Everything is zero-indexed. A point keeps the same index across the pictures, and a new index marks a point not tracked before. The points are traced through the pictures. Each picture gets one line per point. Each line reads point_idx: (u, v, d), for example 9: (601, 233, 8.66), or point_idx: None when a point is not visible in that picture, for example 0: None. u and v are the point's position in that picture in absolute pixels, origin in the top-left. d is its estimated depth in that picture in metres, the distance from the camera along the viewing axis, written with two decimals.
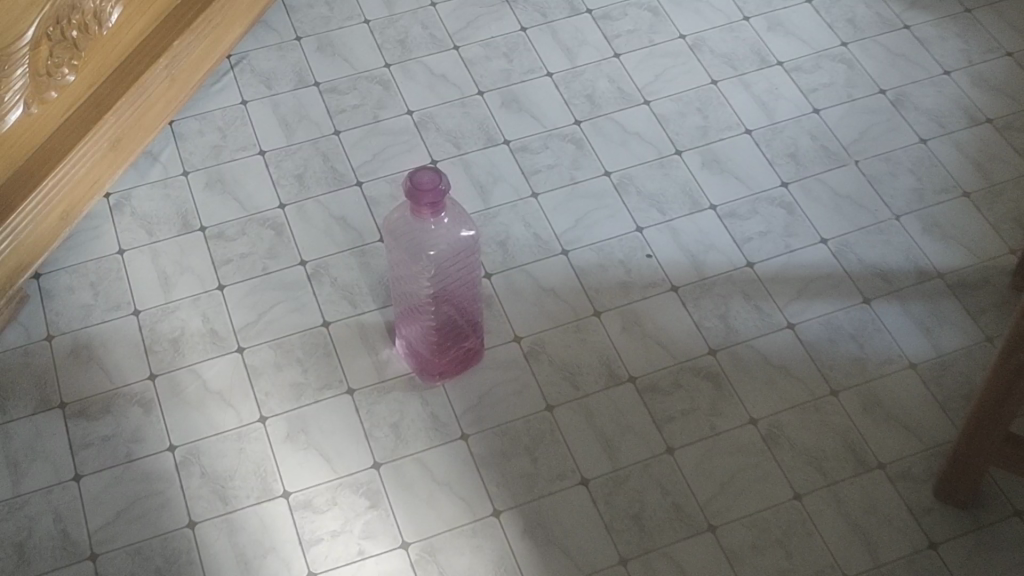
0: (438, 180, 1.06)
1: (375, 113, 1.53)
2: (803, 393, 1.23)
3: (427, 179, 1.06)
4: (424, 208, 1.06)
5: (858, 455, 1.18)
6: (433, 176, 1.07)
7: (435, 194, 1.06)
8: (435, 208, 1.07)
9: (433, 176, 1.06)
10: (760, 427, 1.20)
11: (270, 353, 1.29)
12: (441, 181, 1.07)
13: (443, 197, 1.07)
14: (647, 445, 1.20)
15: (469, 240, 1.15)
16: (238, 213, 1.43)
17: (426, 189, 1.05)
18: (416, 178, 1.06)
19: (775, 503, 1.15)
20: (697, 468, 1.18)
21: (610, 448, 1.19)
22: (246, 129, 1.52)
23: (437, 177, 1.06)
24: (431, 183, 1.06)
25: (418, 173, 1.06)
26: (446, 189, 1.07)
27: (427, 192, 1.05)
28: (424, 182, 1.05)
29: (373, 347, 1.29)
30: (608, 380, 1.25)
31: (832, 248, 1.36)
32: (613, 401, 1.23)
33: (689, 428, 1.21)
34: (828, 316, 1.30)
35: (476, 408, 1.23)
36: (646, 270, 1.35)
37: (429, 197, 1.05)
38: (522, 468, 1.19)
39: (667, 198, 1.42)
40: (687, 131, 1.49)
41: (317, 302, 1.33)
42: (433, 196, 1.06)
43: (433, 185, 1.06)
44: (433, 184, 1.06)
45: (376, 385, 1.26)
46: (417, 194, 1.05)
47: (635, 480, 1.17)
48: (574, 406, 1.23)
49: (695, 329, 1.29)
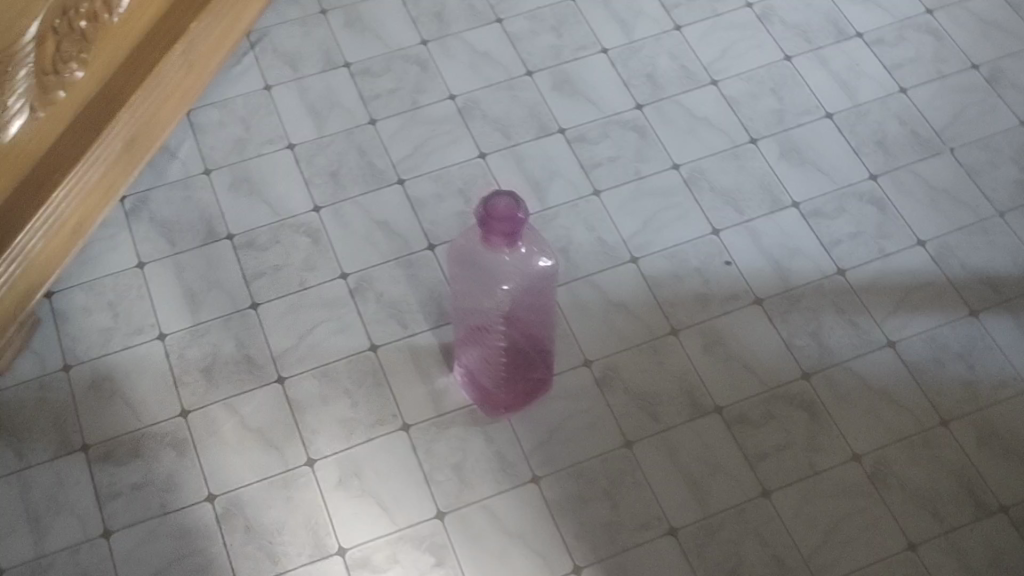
0: (517, 206, 0.91)
1: (414, 98, 1.39)
2: (910, 424, 1.11)
3: (505, 201, 0.91)
4: (497, 237, 0.92)
5: (976, 496, 1.06)
6: (512, 198, 0.91)
7: (512, 222, 0.91)
8: (511, 238, 0.92)
9: (512, 199, 0.91)
10: (864, 464, 1.08)
11: (314, 384, 1.16)
12: (521, 204, 0.92)
13: (521, 226, 0.92)
14: (740, 486, 1.08)
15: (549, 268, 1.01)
16: (268, 219, 1.28)
17: (500, 217, 0.90)
18: (491, 204, 0.91)
19: (887, 554, 1.03)
20: (797, 514, 1.06)
21: (699, 491, 1.07)
22: (272, 120, 1.38)
23: (515, 203, 0.90)
24: (508, 205, 0.91)
25: (494, 194, 0.91)
26: (525, 218, 0.92)
27: (500, 220, 0.90)
28: (498, 209, 0.90)
29: (428, 375, 1.16)
30: (691, 412, 1.12)
31: (932, 251, 1.23)
32: (698, 435, 1.11)
33: (785, 466, 1.09)
34: (932, 331, 1.17)
35: (545, 445, 1.11)
36: (726, 279, 1.22)
37: (504, 227, 0.91)
38: (603, 516, 1.07)
39: (744, 194, 1.28)
40: (761, 116, 1.35)
41: (363, 321, 1.20)
42: (510, 226, 0.91)
43: (512, 211, 0.91)
44: (510, 209, 0.91)
45: (433, 420, 1.13)
46: (492, 222, 0.91)
47: (728, 529, 1.05)
48: (655, 441, 1.10)
49: (785, 348, 1.16)
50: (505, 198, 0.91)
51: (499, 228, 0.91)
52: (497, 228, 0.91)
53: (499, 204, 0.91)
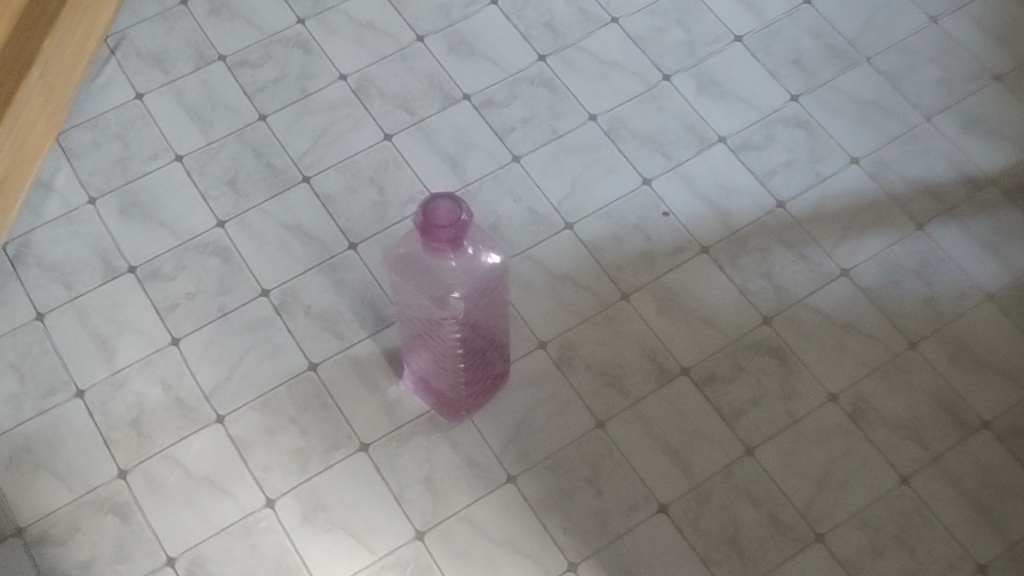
0: (460, 208, 0.84)
1: (302, 84, 1.28)
2: (880, 353, 1.08)
3: (446, 204, 0.84)
4: (441, 245, 0.85)
5: (958, 416, 1.05)
6: (453, 199, 0.85)
7: (457, 226, 0.84)
8: (457, 243, 0.85)
9: (454, 201, 0.85)
10: (843, 403, 1.06)
11: (256, 417, 1.06)
12: (464, 206, 0.85)
13: (466, 230, 0.85)
14: (723, 448, 1.03)
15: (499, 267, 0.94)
16: (171, 243, 1.17)
17: (442, 224, 0.83)
18: (432, 210, 0.84)
19: (883, 492, 1.01)
20: (786, 467, 1.02)
21: (682, 461, 1.03)
22: (152, 131, 1.26)
23: (458, 207, 0.84)
24: (450, 208, 0.84)
25: (433, 198, 0.84)
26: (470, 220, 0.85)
27: (443, 226, 0.83)
28: (440, 215, 0.84)
29: (377, 387, 1.08)
30: (658, 378, 1.07)
31: (867, 168, 1.20)
32: (670, 401, 1.06)
33: (764, 419, 1.05)
34: (883, 253, 1.14)
35: (515, 441, 1.04)
36: (667, 231, 1.17)
37: (448, 232, 0.84)
38: (589, 505, 1.01)
39: (669, 137, 1.23)
40: (670, 51, 1.29)
41: (295, 339, 1.10)
42: (454, 231, 0.84)
43: (455, 213, 0.84)
44: (453, 212, 0.84)
45: (392, 434, 1.05)
46: (434, 230, 0.84)
47: (720, 495, 1.01)
48: (628, 416, 1.05)
49: (740, 295, 1.12)
50: (445, 201, 0.85)
51: (442, 234, 0.84)
52: (440, 234, 0.84)
53: (439, 209, 0.84)
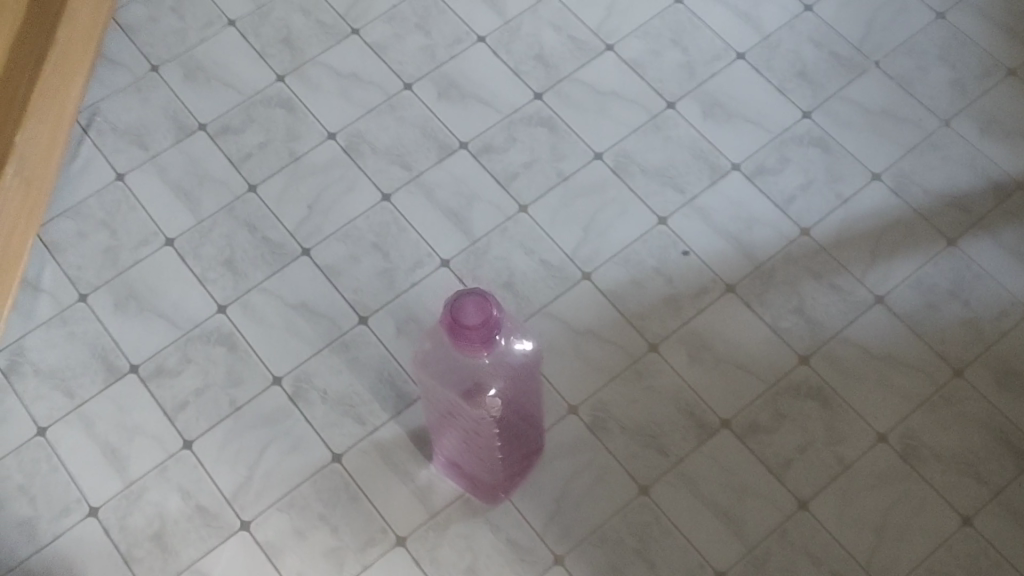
0: (489, 304, 0.78)
1: (289, 147, 1.21)
2: (925, 385, 1.05)
3: (474, 302, 0.77)
4: (473, 347, 0.78)
5: (1013, 446, 1.02)
6: (480, 295, 0.78)
7: (488, 326, 0.77)
8: (489, 342, 0.79)
9: (481, 298, 0.78)
10: (893, 443, 1.02)
11: (284, 519, 1.01)
12: (492, 301, 0.78)
13: (497, 326, 0.79)
14: (775, 504, 1.00)
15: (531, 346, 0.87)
16: (172, 335, 1.11)
17: (473, 326, 0.77)
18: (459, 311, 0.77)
19: (945, 537, 0.98)
20: (842, 519, 0.99)
21: (735, 523, 0.99)
22: (138, 214, 1.19)
23: (487, 304, 0.77)
24: (478, 306, 0.77)
25: (458, 297, 0.78)
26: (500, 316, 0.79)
27: (474, 327, 0.77)
28: (469, 316, 0.77)
29: (406, 473, 1.03)
30: (698, 434, 1.03)
31: (890, 183, 1.15)
32: (715, 458, 1.02)
33: (814, 469, 1.01)
34: (916, 275, 1.10)
35: (557, 517, 1.00)
36: (690, 272, 1.12)
37: (480, 333, 0.77)
38: None
39: (680, 169, 1.18)
40: (670, 74, 1.23)
41: (315, 429, 1.05)
42: (485, 332, 0.77)
43: (484, 312, 0.77)
44: (482, 311, 0.77)
45: (429, 523, 1.00)
46: (464, 333, 0.77)
47: (777, 557, 0.98)
48: (672, 479, 1.01)
49: (773, 334, 1.08)
50: (472, 298, 0.78)
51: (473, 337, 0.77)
52: (471, 337, 0.77)
53: (467, 310, 0.77)
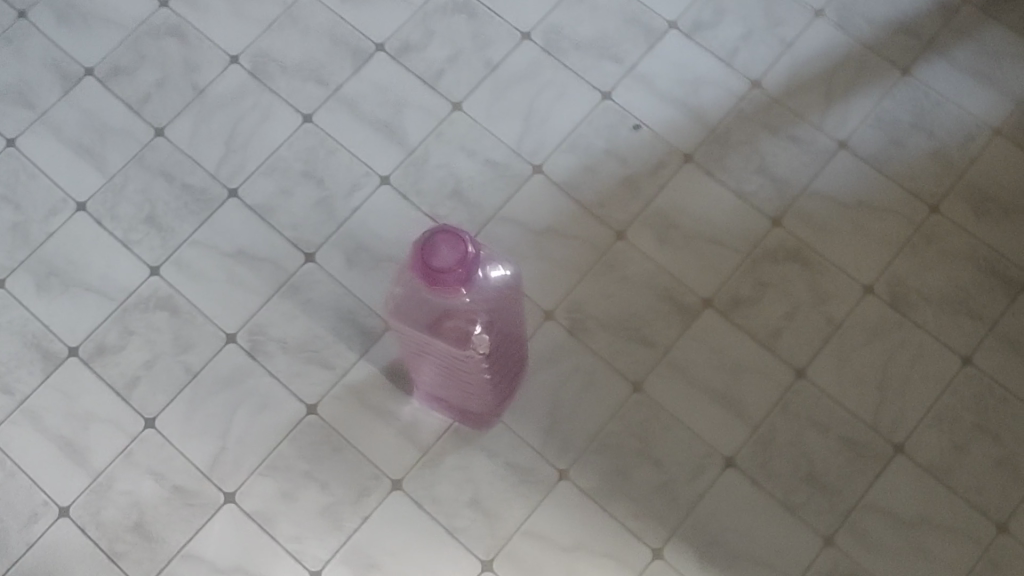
0: (462, 242, 0.74)
1: (191, 81, 1.10)
2: (903, 226, 1.01)
3: (446, 242, 0.73)
4: (451, 289, 0.74)
5: (1000, 275, 1.00)
6: (450, 232, 0.74)
7: (464, 266, 0.73)
8: (468, 281, 0.75)
9: (453, 236, 0.74)
10: (880, 293, 0.99)
11: (269, 484, 0.95)
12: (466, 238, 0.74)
13: (473, 263, 0.74)
14: (772, 378, 0.97)
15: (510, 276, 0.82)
16: (107, 308, 1.01)
17: (449, 266, 0.72)
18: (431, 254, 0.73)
19: (948, 381, 0.97)
20: (843, 381, 0.97)
21: (735, 404, 0.96)
22: (40, 181, 1.06)
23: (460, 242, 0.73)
24: (451, 246, 0.73)
25: (428, 239, 0.73)
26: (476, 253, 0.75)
27: (450, 268, 0.73)
28: (442, 257, 0.73)
29: (388, 413, 0.97)
30: (682, 318, 0.99)
31: (834, 18, 1.09)
32: (703, 341, 0.98)
33: (806, 334, 0.98)
34: (875, 111, 1.06)
35: (553, 431, 0.96)
36: (643, 148, 1.06)
37: (457, 273, 0.73)
38: (651, 480, 0.95)
39: (614, 38, 1.10)
40: None
41: (282, 384, 0.98)
42: (463, 271, 0.73)
43: (458, 251, 0.73)
44: (456, 250, 0.73)
45: (421, 460, 0.96)
46: (439, 276, 0.73)
47: (784, 431, 0.96)
48: (663, 370, 0.98)
49: (740, 199, 1.03)
50: (443, 238, 0.73)
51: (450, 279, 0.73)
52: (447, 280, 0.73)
53: (439, 252, 0.73)
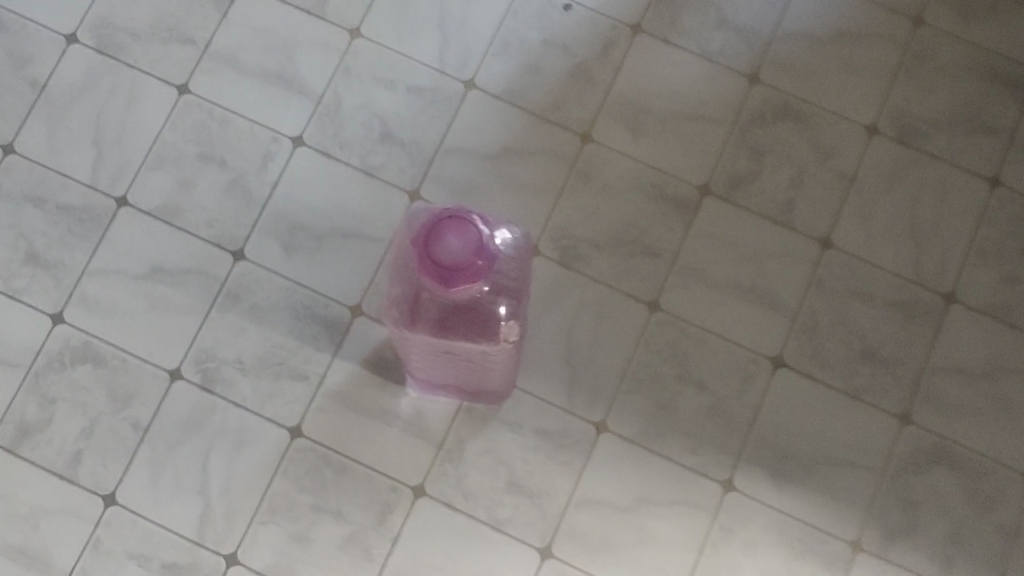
0: (470, 225, 0.60)
1: (26, 76, 0.88)
2: (890, 51, 0.90)
3: (453, 231, 0.59)
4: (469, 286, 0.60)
5: (1005, 78, 0.90)
6: (454, 217, 0.59)
7: (479, 256, 0.60)
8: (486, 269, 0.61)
9: (459, 222, 0.59)
10: (885, 131, 0.89)
11: (275, 531, 0.81)
12: (472, 218, 0.60)
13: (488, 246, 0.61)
14: (797, 257, 0.87)
15: (523, 239, 0.68)
16: (15, 378, 0.83)
17: (464, 259, 0.59)
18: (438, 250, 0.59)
19: (980, 209, 0.88)
20: (871, 240, 0.87)
21: (766, 297, 0.86)
22: None
23: (470, 227, 0.59)
24: (460, 235, 0.59)
25: (429, 230, 0.59)
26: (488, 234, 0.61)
27: (465, 260, 0.59)
28: (453, 250, 0.59)
29: (385, 412, 0.83)
30: (682, 216, 0.87)
31: None
32: (712, 235, 0.87)
33: (819, 198, 0.88)
34: None
35: (578, 381, 0.84)
36: (584, 30, 0.90)
37: (473, 264, 0.59)
38: (699, 404, 0.84)
39: None
40: None
41: (253, 412, 0.83)
42: (479, 260, 0.59)
43: (468, 238, 0.59)
44: (466, 238, 0.59)
45: (440, 455, 0.83)
46: (453, 275, 0.59)
47: (825, 312, 0.86)
48: (678, 279, 0.86)
49: (708, 64, 0.90)
50: (447, 227, 0.59)
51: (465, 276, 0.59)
52: (462, 276, 0.59)
53: (448, 245, 0.59)
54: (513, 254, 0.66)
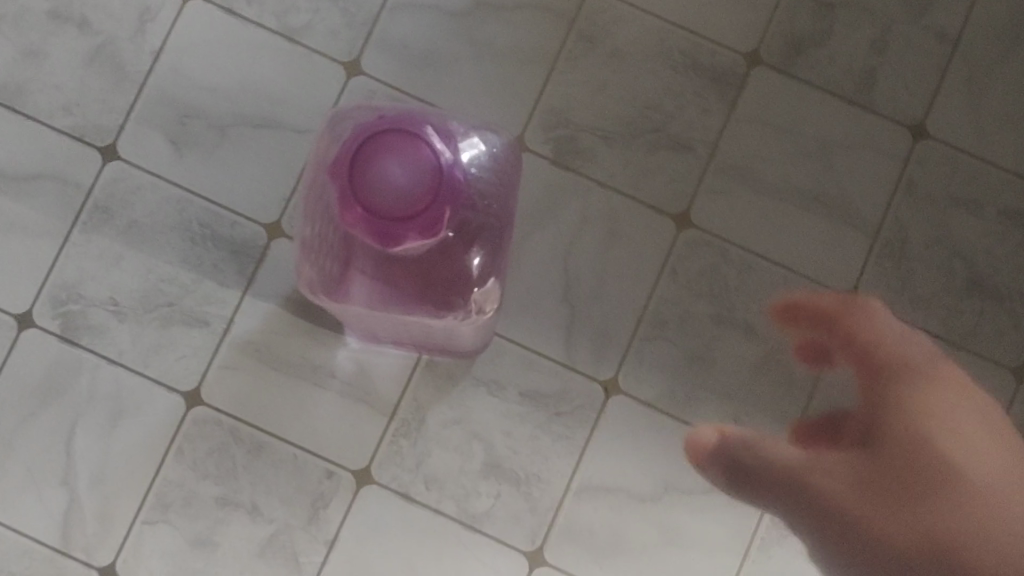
0: (420, 142, 0.41)
1: None
2: None
3: (396, 155, 0.41)
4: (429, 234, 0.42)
5: None
6: (398, 135, 0.41)
7: (438, 187, 0.41)
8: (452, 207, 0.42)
9: (407, 143, 0.41)
10: None
11: (169, 533, 0.60)
12: (427, 137, 0.41)
13: (451, 173, 0.42)
14: (880, 149, 0.63)
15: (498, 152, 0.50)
16: None
17: (413, 191, 0.40)
18: (376, 187, 0.40)
19: None
20: (980, 125, 0.63)
21: (836, 206, 0.63)
22: None
23: (417, 146, 0.41)
24: (405, 159, 0.41)
25: (359, 157, 0.41)
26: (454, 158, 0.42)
27: (417, 194, 0.40)
28: (397, 182, 0.40)
29: (316, 370, 0.61)
30: (723, 93, 0.63)
31: None
32: (765, 120, 0.63)
33: (911, 66, 0.64)
34: None
35: (580, 325, 0.62)
36: None
37: (428, 197, 0.41)
38: (744, 354, 0.62)
39: None
40: None
41: (134, 372, 0.61)
42: (438, 194, 0.41)
43: (423, 167, 0.41)
44: (418, 167, 0.41)
45: (392, 427, 0.61)
46: (402, 219, 0.41)
47: (918, 224, 0.63)
48: (717, 181, 0.63)
49: None
50: (385, 149, 0.41)
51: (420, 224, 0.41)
52: (416, 221, 0.41)
53: (392, 180, 0.40)
54: (488, 177, 0.47)
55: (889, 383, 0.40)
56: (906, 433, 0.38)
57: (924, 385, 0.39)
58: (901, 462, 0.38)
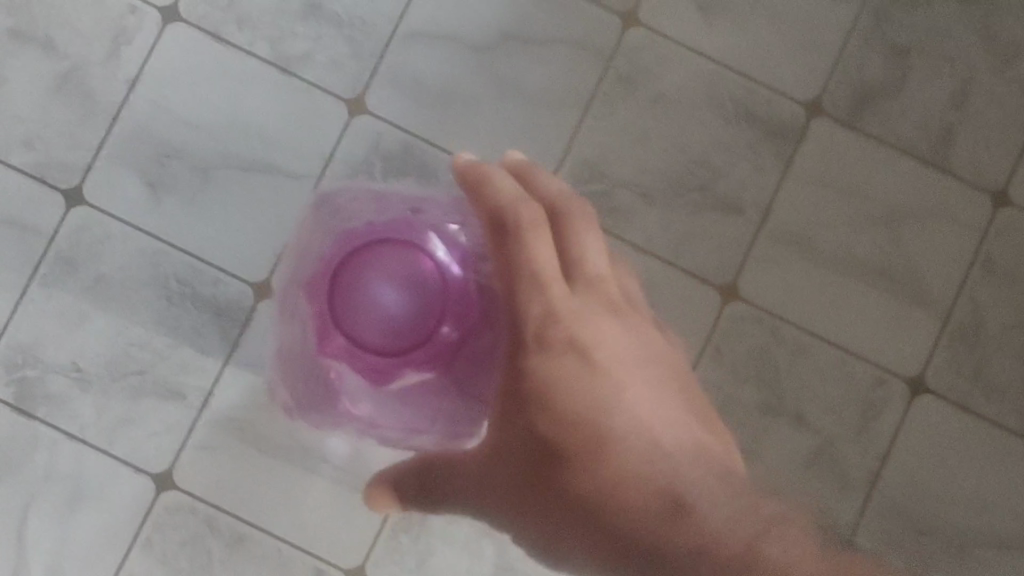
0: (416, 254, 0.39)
1: None
2: None
3: (380, 273, 0.38)
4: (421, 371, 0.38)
5: None
6: (392, 252, 0.39)
7: (432, 313, 0.38)
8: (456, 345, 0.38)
9: (405, 261, 0.39)
10: None
11: None
12: (425, 248, 0.39)
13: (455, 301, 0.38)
14: (955, 217, 0.56)
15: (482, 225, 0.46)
16: None
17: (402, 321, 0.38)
18: (362, 312, 0.38)
19: None
20: None
21: (903, 281, 0.56)
22: None
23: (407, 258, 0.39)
24: (394, 279, 0.38)
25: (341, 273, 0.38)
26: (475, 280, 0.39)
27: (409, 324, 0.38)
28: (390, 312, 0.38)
29: (306, 453, 0.53)
30: (780, 148, 0.56)
31: None
32: (827, 181, 0.56)
33: (993, 124, 0.56)
34: None
35: None
36: None
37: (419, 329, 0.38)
38: (796, 449, 0.55)
39: None
40: None
41: (96, 450, 0.53)
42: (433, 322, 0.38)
43: (419, 288, 0.38)
44: (411, 294, 0.38)
45: (391, 521, 0.53)
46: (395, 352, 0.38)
47: (994, 306, 0.56)
48: (770, 248, 0.55)
49: None
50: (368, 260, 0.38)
51: (415, 357, 0.38)
52: (416, 349, 0.38)
53: (383, 309, 0.38)
54: None
55: (530, 337, 0.35)
56: (585, 426, 0.34)
57: (538, 247, 0.36)
58: (608, 478, 0.33)
